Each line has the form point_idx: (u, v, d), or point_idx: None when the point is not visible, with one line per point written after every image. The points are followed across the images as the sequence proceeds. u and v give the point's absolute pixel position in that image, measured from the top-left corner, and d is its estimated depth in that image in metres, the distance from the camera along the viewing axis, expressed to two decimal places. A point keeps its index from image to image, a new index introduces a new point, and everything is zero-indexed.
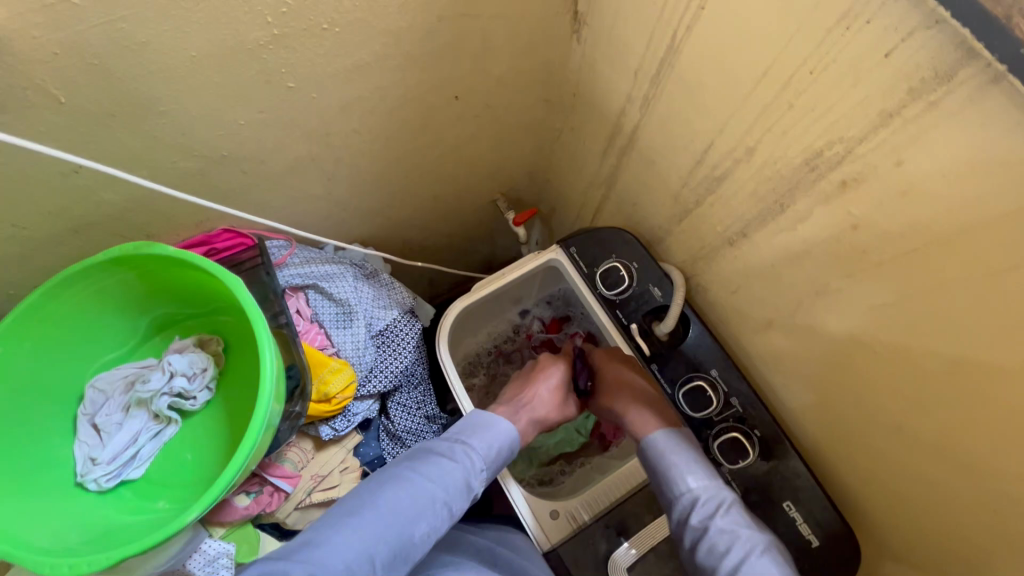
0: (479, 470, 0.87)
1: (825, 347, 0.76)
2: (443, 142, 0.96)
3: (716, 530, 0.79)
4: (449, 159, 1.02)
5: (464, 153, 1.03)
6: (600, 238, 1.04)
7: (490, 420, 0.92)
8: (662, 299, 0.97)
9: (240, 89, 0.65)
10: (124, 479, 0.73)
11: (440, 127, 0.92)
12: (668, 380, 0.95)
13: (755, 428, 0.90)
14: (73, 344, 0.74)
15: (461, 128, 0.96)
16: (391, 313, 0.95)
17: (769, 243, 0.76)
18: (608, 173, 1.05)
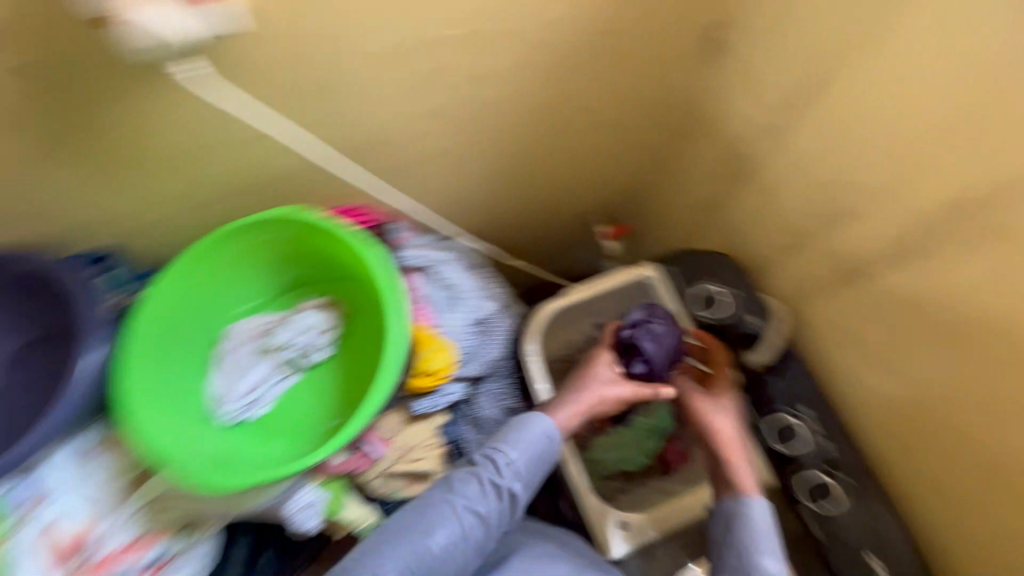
0: (508, 479, 0.77)
1: (942, 397, 0.74)
2: (563, 151, 1.01)
3: None
4: (561, 168, 1.06)
5: (578, 162, 1.06)
6: (700, 260, 1.04)
7: (526, 421, 0.81)
8: (757, 329, 0.95)
9: (415, 81, 0.73)
10: (247, 417, 0.81)
11: (565, 136, 0.97)
12: (757, 412, 0.94)
13: (845, 474, 0.87)
14: (220, 291, 0.83)
15: (583, 137, 1.00)
16: (490, 305, 1.00)
17: (894, 283, 0.75)
18: (712, 200, 1.06)
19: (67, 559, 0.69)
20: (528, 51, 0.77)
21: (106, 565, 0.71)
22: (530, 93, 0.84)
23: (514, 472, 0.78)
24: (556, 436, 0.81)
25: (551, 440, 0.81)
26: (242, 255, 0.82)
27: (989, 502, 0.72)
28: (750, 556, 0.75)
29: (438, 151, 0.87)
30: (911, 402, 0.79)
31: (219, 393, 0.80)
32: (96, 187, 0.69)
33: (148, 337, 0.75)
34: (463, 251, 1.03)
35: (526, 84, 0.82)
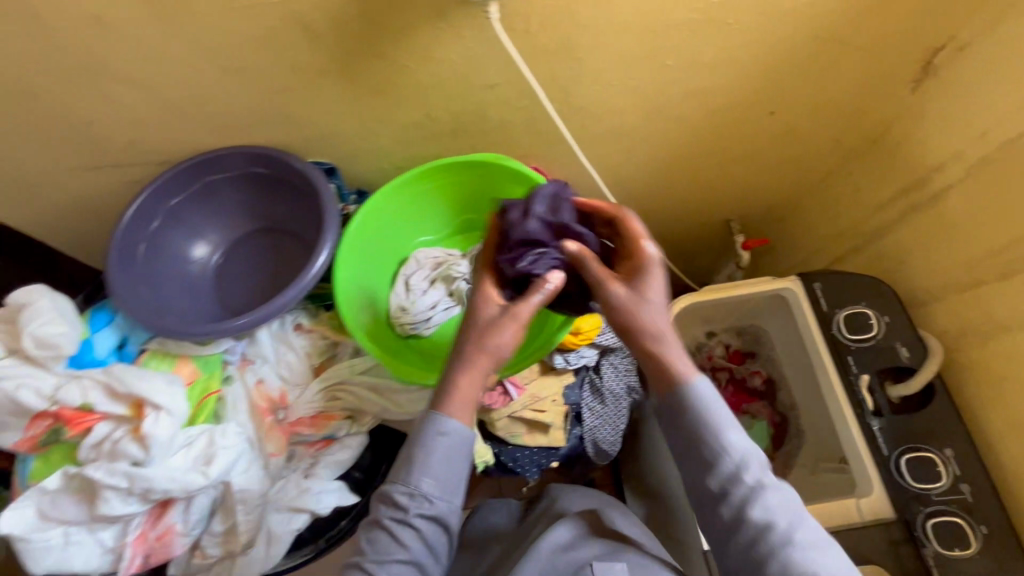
0: (415, 511, 0.61)
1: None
2: (736, 150, 1.03)
3: (770, 489, 0.59)
4: (725, 169, 1.08)
5: (747, 165, 1.08)
6: (853, 282, 1.03)
7: (415, 434, 0.63)
8: (909, 361, 0.95)
9: (642, 56, 0.78)
10: (417, 334, 0.88)
11: (745, 137, 0.99)
12: (889, 441, 0.93)
13: (982, 523, 0.85)
14: (413, 218, 0.94)
15: (760, 141, 1.01)
16: None
17: None
18: (875, 226, 1.04)
19: (269, 414, 0.80)
20: (747, 48, 0.80)
21: (294, 428, 0.81)
22: (734, 87, 0.87)
23: (421, 497, 0.61)
24: (448, 429, 0.61)
25: (459, 435, 0.62)
26: (437, 188, 0.92)
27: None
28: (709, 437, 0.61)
29: (627, 128, 0.92)
30: None
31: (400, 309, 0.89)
32: (349, 104, 0.79)
33: (355, 239, 0.86)
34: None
35: (736, 76, 0.85)
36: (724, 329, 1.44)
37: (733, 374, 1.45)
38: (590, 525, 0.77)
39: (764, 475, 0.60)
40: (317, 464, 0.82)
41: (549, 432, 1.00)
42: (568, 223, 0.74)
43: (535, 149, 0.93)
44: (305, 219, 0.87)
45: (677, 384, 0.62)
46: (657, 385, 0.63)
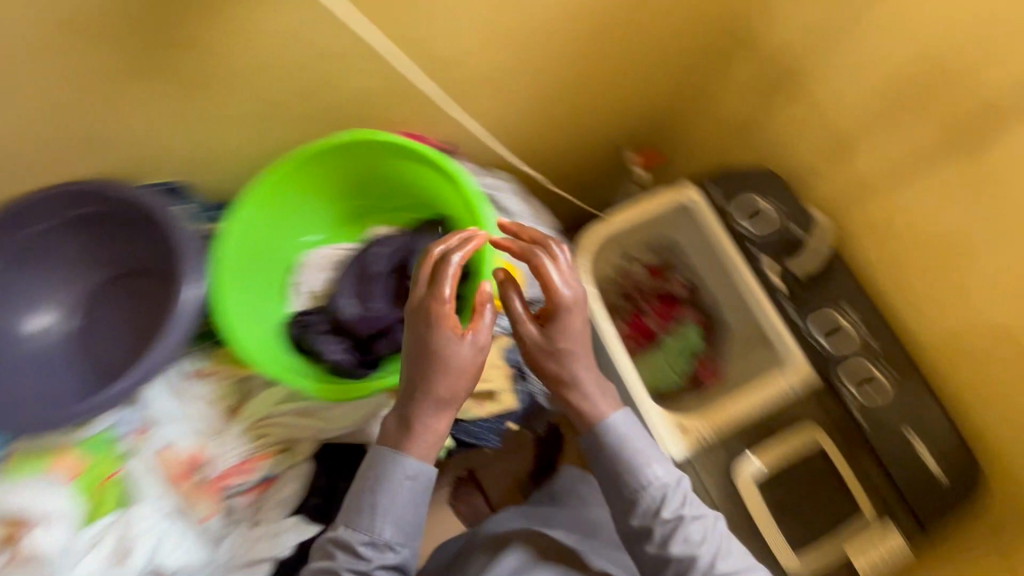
0: (377, 562, 0.62)
1: (1005, 279, 0.80)
2: (617, 65, 1.00)
3: (692, 521, 0.66)
4: (609, 87, 1.05)
5: (629, 79, 1.06)
6: (746, 178, 1.07)
7: (379, 475, 0.64)
8: (804, 238, 1.01)
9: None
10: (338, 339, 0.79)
11: (623, 50, 0.96)
12: (802, 315, 1.00)
13: (888, 364, 0.96)
14: (293, 219, 0.83)
15: (638, 51, 0.99)
16: (544, 231, 1.02)
17: (960, 171, 0.80)
18: (755, 114, 1.07)
19: (187, 478, 0.70)
20: None
21: (223, 481, 0.72)
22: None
23: (383, 545, 0.63)
24: (422, 475, 0.64)
25: (422, 476, 0.64)
26: (309, 181, 0.81)
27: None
28: (632, 477, 0.67)
29: (500, 63, 0.85)
30: (966, 290, 0.85)
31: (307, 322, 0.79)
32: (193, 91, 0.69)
33: (234, 261, 0.75)
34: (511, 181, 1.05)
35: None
36: (639, 249, 1.47)
37: (658, 288, 1.50)
38: (536, 548, 0.78)
39: (684, 507, 0.67)
40: (264, 507, 0.75)
41: (498, 398, 0.99)
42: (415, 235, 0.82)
43: (407, 107, 0.85)
44: (155, 248, 0.73)
45: (596, 425, 0.69)
46: (580, 423, 0.70)
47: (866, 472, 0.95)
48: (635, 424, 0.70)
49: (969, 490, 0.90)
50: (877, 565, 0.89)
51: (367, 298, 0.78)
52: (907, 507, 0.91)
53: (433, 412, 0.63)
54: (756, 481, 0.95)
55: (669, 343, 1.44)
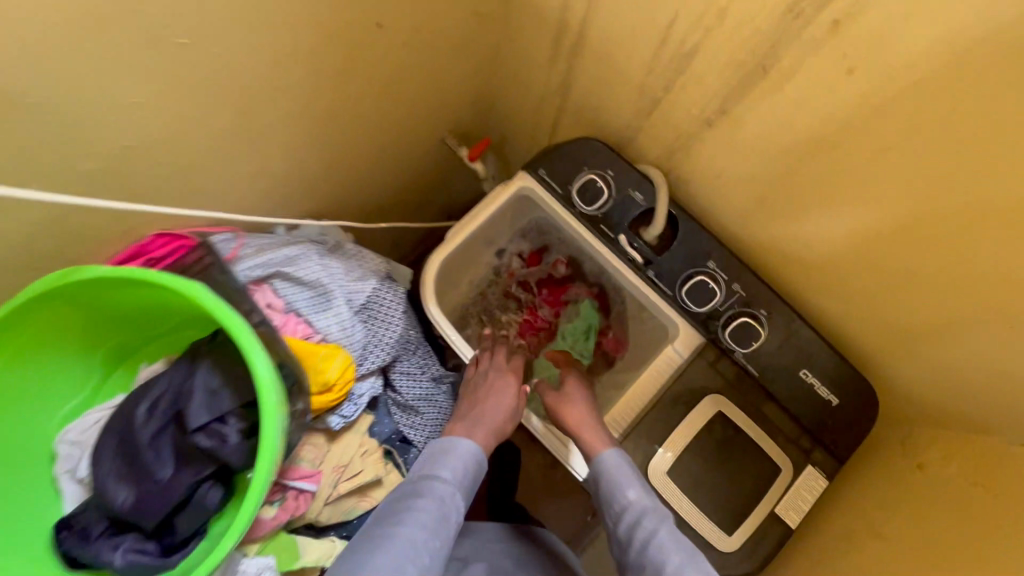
0: (453, 497, 0.80)
1: (836, 200, 0.72)
2: (359, 65, 0.82)
3: (665, 534, 0.78)
4: (369, 89, 0.88)
5: (391, 76, 0.89)
6: (571, 151, 0.96)
7: (445, 443, 0.86)
8: (645, 203, 0.92)
9: (84, 24, 0.50)
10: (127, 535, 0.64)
11: (358, 47, 0.78)
12: (668, 282, 0.94)
13: (762, 308, 0.89)
14: (24, 405, 0.65)
15: (381, 46, 0.81)
16: (369, 284, 0.89)
17: (753, 113, 0.71)
18: (558, 73, 0.94)
19: None
20: None
21: None
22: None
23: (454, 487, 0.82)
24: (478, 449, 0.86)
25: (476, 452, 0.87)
26: (16, 357, 0.62)
27: (893, 277, 0.75)
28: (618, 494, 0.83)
29: (181, 116, 0.65)
30: (804, 216, 0.78)
31: (81, 526, 0.64)
32: None
33: None
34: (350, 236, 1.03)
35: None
36: (510, 240, 1.36)
37: (540, 276, 1.40)
38: None
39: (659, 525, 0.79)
40: None
41: (384, 481, 0.87)
42: (184, 369, 0.66)
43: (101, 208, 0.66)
44: None
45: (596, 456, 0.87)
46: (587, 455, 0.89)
47: (768, 414, 0.93)
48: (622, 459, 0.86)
49: (869, 406, 0.88)
50: (803, 508, 0.88)
51: (144, 477, 0.62)
52: (813, 435, 0.91)
53: (485, 427, 0.91)
54: (670, 473, 0.90)
55: (568, 330, 1.35)
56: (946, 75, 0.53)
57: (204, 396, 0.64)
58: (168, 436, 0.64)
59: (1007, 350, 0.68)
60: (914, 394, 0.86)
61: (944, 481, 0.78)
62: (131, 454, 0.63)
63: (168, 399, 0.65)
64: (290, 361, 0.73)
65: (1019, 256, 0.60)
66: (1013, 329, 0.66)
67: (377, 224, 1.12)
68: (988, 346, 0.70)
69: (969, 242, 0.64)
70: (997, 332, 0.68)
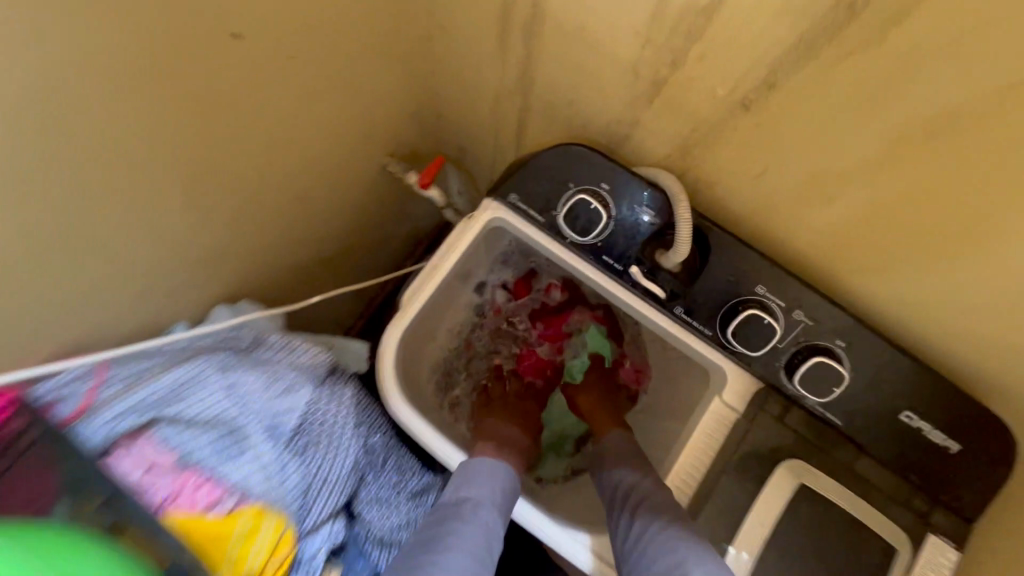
0: (497, 521, 0.68)
1: (955, 193, 0.47)
2: (217, 99, 0.56)
3: (649, 508, 0.68)
4: (247, 129, 0.62)
5: (279, 103, 0.63)
6: (546, 165, 0.71)
7: (476, 462, 0.73)
8: (658, 220, 0.68)
9: None
10: None
11: (200, 74, 0.52)
12: (704, 320, 0.71)
13: (838, 338, 0.65)
14: None
15: (241, 66, 0.55)
16: (302, 396, 0.64)
17: (818, 83, 0.46)
18: (514, 63, 0.69)
19: None
20: None
21: None
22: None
23: (493, 510, 0.69)
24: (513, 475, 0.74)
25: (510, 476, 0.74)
26: None
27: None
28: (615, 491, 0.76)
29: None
30: (895, 220, 0.53)
31: None
32: None
33: None
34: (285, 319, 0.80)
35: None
36: (489, 270, 1.00)
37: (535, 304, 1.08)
38: None
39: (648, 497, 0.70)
40: None
41: None
42: None
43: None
44: None
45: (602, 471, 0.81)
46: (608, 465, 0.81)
47: (862, 471, 0.70)
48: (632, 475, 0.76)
49: (1005, 457, 0.64)
50: None
51: None
52: (925, 493, 0.68)
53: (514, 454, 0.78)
54: None
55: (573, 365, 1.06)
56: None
57: None
58: None
59: None
60: None
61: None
62: None
63: None
64: (184, 562, 0.49)
65: None
66: None
67: (315, 297, 0.91)
68: None
69: None
70: None
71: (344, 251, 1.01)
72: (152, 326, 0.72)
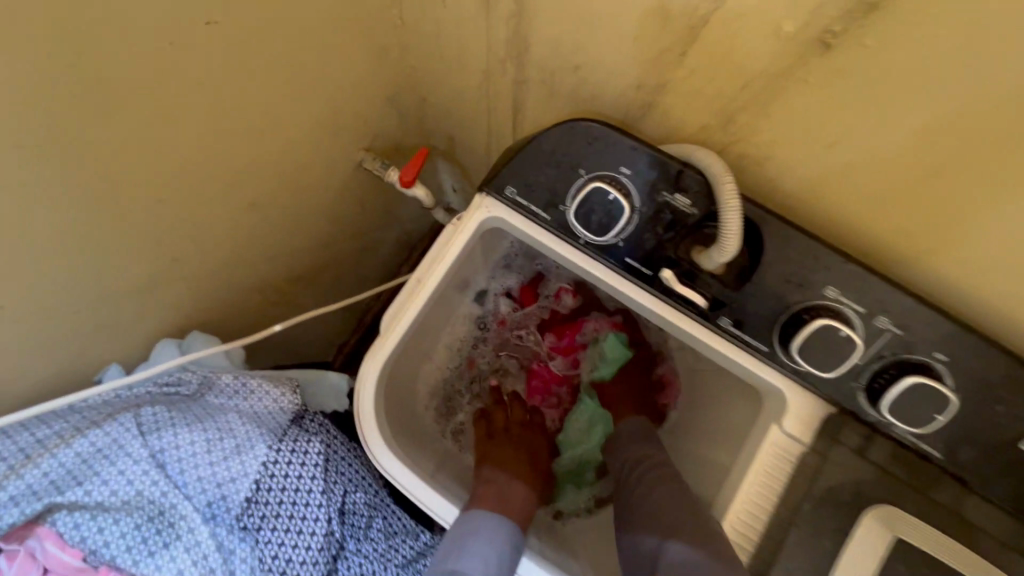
0: None
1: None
2: (91, 76, 0.41)
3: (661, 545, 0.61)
4: (152, 117, 0.48)
5: (195, 84, 0.49)
6: (548, 147, 0.57)
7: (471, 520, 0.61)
8: (695, 210, 0.53)
9: None
10: None
11: (52, 39, 0.38)
12: (758, 332, 0.57)
13: (938, 351, 0.50)
14: None
15: (117, 31, 0.40)
16: (254, 459, 0.51)
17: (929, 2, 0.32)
18: (501, 20, 0.55)
19: None
20: None
21: None
22: None
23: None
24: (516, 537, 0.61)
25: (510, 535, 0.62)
26: None
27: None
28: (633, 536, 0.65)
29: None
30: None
31: None
32: None
33: None
34: (248, 351, 0.67)
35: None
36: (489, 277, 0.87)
37: (545, 312, 0.93)
38: None
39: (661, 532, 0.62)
40: None
41: None
42: None
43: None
44: None
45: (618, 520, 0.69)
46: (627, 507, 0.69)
47: (970, 516, 0.55)
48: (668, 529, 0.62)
49: None
50: None
51: None
52: None
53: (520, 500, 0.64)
54: None
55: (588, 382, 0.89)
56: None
57: None
58: None
59: None
60: None
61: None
62: None
63: None
64: None
65: None
66: None
67: (286, 323, 0.77)
68: None
69: None
70: None
71: (323, 262, 0.88)
72: (81, 369, 0.59)
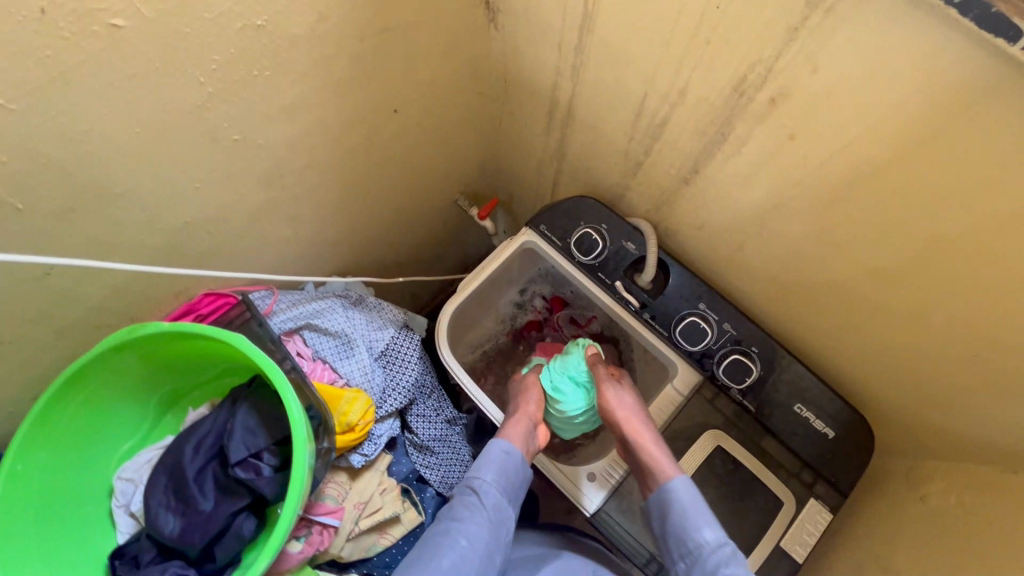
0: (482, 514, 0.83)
1: (817, 245, 0.77)
2: (374, 143, 0.92)
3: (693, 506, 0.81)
4: (384, 162, 0.98)
5: (404, 148, 1.00)
6: (566, 209, 1.06)
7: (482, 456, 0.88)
8: (637, 251, 1.01)
9: (150, 132, 0.60)
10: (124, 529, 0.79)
11: (371, 128, 0.88)
12: (663, 326, 1.01)
13: (752, 346, 0.96)
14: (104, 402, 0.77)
15: (391, 125, 0.91)
16: (387, 333, 0.98)
17: (722, 171, 0.78)
18: (555, 139, 1.04)
19: None
20: (295, 90, 0.70)
21: None
22: (304, 105, 0.73)
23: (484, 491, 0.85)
24: (512, 453, 0.88)
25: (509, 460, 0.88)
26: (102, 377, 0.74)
27: (880, 317, 0.79)
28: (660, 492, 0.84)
29: (220, 197, 0.74)
30: (785, 260, 0.83)
31: (131, 555, 0.77)
32: None
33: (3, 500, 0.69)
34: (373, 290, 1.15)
35: (284, 82, 0.68)
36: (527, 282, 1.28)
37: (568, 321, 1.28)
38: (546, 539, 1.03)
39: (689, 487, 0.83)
40: None
41: (402, 518, 0.93)
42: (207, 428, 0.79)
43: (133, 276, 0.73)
44: None
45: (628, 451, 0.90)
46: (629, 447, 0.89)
47: (769, 450, 0.96)
48: (690, 491, 0.83)
49: (864, 446, 0.91)
50: (808, 542, 0.90)
51: (190, 509, 0.75)
52: (818, 470, 0.93)
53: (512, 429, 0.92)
54: None
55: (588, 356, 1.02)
56: (889, 142, 0.58)
57: (243, 434, 0.76)
58: (210, 472, 0.77)
59: (991, 385, 0.70)
60: (925, 454, 0.86)
61: (943, 508, 0.77)
62: (168, 492, 0.76)
63: (202, 457, 0.77)
64: (316, 404, 0.82)
65: (984, 302, 0.64)
66: (1000, 365, 0.67)
67: (395, 282, 1.24)
68: (968, 383, 0.73)
69: (935, 289, 0.68)
70: (983, 368, 0.70)
71: (415, 256, 1.36)
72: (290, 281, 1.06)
